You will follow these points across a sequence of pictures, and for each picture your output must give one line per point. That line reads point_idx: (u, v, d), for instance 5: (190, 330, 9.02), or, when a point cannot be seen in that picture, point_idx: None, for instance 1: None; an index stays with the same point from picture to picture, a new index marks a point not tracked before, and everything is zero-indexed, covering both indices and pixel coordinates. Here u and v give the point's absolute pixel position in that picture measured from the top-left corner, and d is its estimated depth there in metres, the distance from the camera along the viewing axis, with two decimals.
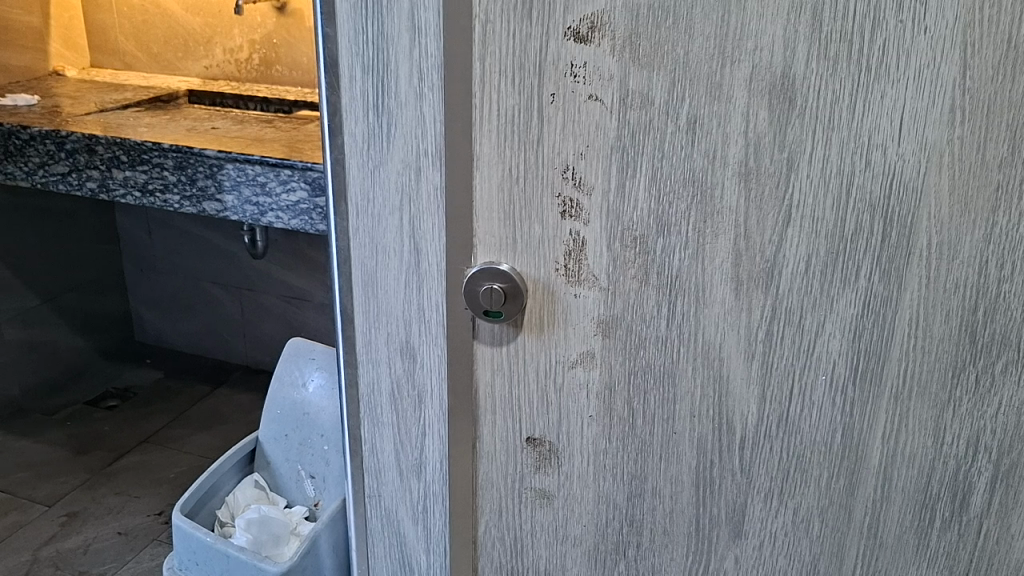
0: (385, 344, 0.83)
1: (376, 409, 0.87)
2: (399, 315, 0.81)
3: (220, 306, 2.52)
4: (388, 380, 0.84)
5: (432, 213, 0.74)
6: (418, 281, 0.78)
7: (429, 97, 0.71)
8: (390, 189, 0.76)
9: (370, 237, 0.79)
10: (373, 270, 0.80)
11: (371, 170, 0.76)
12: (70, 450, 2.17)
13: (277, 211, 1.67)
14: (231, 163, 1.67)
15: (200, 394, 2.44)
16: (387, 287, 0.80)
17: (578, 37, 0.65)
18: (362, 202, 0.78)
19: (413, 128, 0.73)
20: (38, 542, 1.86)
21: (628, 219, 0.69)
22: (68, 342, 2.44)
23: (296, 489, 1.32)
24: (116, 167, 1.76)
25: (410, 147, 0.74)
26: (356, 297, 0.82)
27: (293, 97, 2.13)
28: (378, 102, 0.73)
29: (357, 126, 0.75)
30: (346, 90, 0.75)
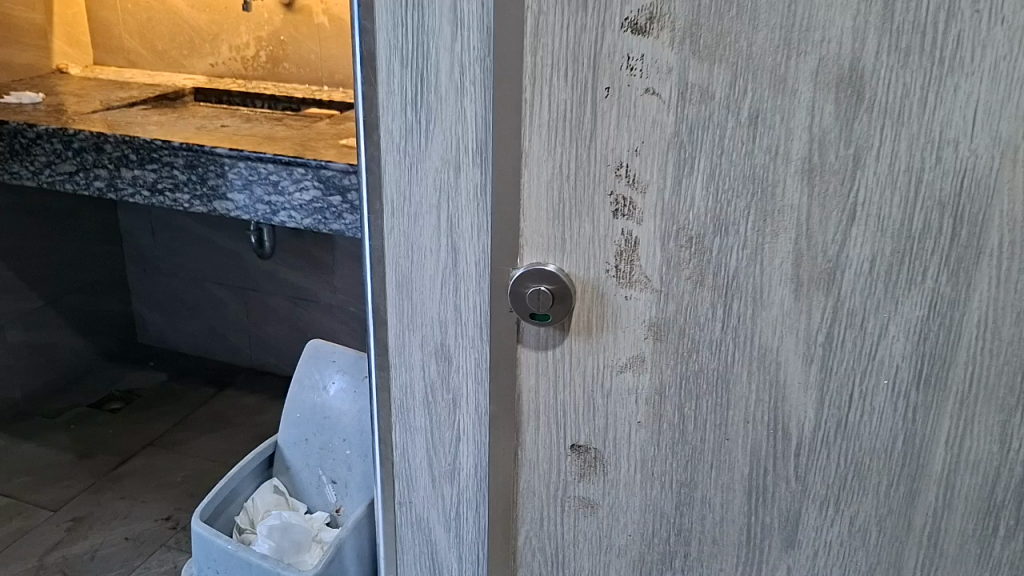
0: (420, 347, 0.80)
1: (409, 414, 0.84)
2: (436, 316, 0.78)
3: (226, 307, 2.48)
4: (424, 385, 0.82)
5: (474, 210, 0.72)
6: (459, 283, 0.75)
7: (473, 92, 0.68)
8: (430, 187, 0.73)
9: (407, 237, 0.76)
10: (409, 271, 0.78)
11: (409, 167, 0.74)
12: (74, 454, 2.14)
13: (290, 210, 1.63)
14: (243, 161, 1.63)
15: (205, 396, 2.41)
16: (425, 289, 0.77)
17: (636, 28, 0.62)
18: (399, 200, 0.75)
19: (454, 123, 0.70)
20: (44, 548, 1.83)
21: (684, 218, 0.66)
22: (70, 344, 2.41)
23: (317, 495, 1.29)
24: (124, 166, 1.73)
25: (450, 143, 0.71)
26: (391, 298, 0.80)
27: (301, 95, 2.10)
28: (419, 96, 0.71)
29: (395, 122, 0.73)
30: (384, 84, 0.72)
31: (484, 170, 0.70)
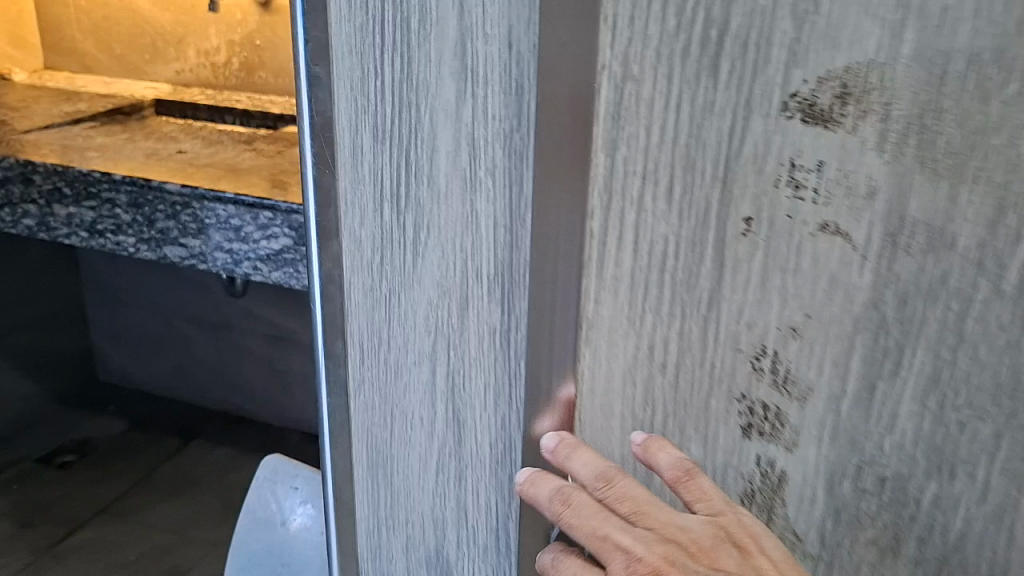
0: (406, 522, 0.56)
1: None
2: (427, 493, 0.54)
3: (195, 346, 2.19)
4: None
5: (487, 362, 0.46)
6: (462, 463, 0.51)
7: (491, 189, 0.42)
8: (420, 329, 0.49)
9: (382, 395, 0.54)
10: (387, 432, 0.55)
11: (387, 291, 0.50)
12: (14, 523, 1.85)
13: (256, 261, 1.34)
14: (198, 202, 1.33)
15: (171, 449, 2.11)
16: (413, 458, 0.54)
17: (811, 116, 0.34)
18: (378, 332, 0.52)
19: (454, 231, 0.45)
20: None
21: (874, 446, 0.38)
22: (18, 389, 2.12)
23: None
24: (57, 202, 1.44)
25: (449, 261, 0.46)
26: (360, 463, 0.58)
27: (279, 111, 1.79)
28: (400, 192, 0.47)
29: (364, 227, 0.49)
30: (347, 169, 0.49)
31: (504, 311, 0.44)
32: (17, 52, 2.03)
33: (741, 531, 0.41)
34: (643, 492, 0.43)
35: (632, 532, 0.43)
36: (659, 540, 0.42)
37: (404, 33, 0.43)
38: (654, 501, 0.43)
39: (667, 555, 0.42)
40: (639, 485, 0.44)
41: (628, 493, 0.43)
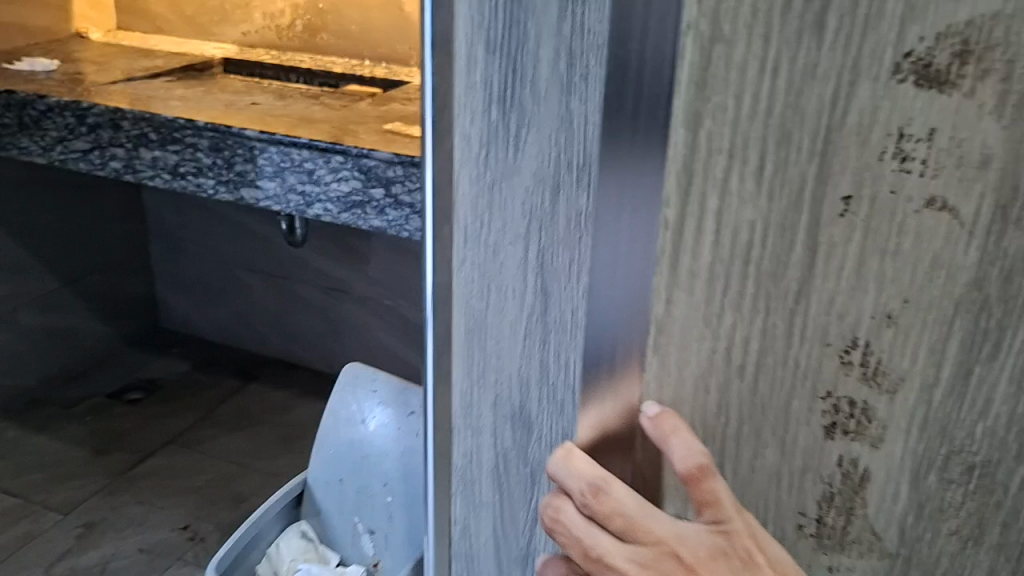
0: (492, 408, 0.59)
1: (476, 497, 0.64)
2: (520, 395, 0.56)
3: (255, 295, 2.22)
4: (501, 481, 0.61)
5: (582, 260, 0.48)
6: (549, 359, 0.53)
7: (588, 93, 0.44)
8: (518, 228, 0.51)
9: (486, 292, 0.55)
10: (484, 329, 0.56)
11: (492, 191, 0.52)
12: (89, 450, 1.93)
13: (326, 203, 1.35)
14: (274, 145, 1.35)
15: (231, 389, 2.17)
16: (505, 352, 0.56)
17: (926, 76, 0.34)
18: (480, 232, 0.54)
19: (556, 135, 0.47)
20: (52, 557, 1.64)
21: (963, 426, 0.39)
22: (90, 329, 2.18)
23: (352, 543, 1.41)
24: (144, 146, 1.48)
25: (549, 163, 0.48)
26: (457, 366, 0.59)
27: (340, 70, 1.74)
28: (510, 94, 0.49)
29: (473, 129, 0.51)
30: (462, 73, 0.50)
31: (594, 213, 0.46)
32: (93, 12, 1.97)
33: (743, 543, 0.44)
34: (628, 503, 0.48)
35: (627, 548, 0.48)
36: (652, 553, 0.47)
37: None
38: (645, 512, 0.47)
39: (663, 569, 0.46)
40: (624, 493, 0.48)
41: (616, 507, 0.48)
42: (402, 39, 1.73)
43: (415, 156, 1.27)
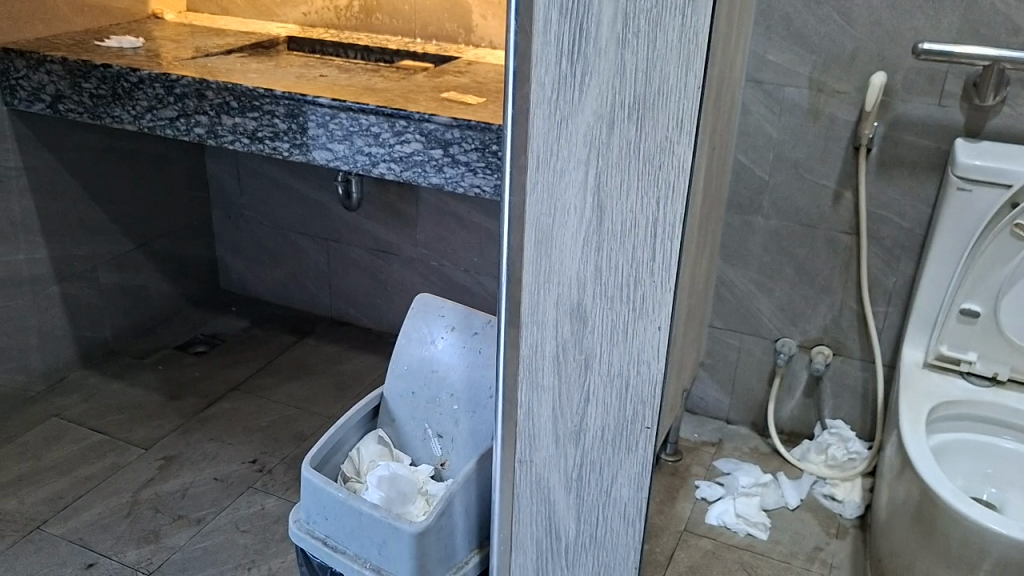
0: (557, 264, 0.88)
1: (540, 322, 0.92)
2: (575, 247, 0.87)
3: (308, 258, 2.50)
4: (558, 313, 0.91)
5: (627, 140, 0.81)
6: (602, 215, 0.85)
7: (632, 41, 0.78)
8: (581, 134, 0.82)
9: (553, 182, 0.85)
10: (551, 207, 0.86)
11: (557, 114, 0.82)
12: (163, 394, 2.19)
13: (390, 162, 1.63)
14: (344, 112, 1.63)
15: (288, 342, 2.44)
16: (567, 220, 0.86)
17: None
18: (549, 143, 0.84)
19: (607, 72, 0.79)
20: (137, 485, 1.90)
21: None
22: (157, 288, 2.46)
23: (421, 448, 1.29)
24: (225, 113, 1.74)
25: (602, 87, 0.80)
26: (528, 243, 0.88)
27: (395, 46, 2.08)
28: (576, 48, 0.79)
29: (548, 73, 0.82)
30: (540, 35, 0.80)
31: (635, 113, 0.80)
32: None
33: None
34: None
35: None
36: None
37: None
38: None
39: None
40: None
41: None
42: (450, 19, 2.06)
43: (470, 120, 1.54)
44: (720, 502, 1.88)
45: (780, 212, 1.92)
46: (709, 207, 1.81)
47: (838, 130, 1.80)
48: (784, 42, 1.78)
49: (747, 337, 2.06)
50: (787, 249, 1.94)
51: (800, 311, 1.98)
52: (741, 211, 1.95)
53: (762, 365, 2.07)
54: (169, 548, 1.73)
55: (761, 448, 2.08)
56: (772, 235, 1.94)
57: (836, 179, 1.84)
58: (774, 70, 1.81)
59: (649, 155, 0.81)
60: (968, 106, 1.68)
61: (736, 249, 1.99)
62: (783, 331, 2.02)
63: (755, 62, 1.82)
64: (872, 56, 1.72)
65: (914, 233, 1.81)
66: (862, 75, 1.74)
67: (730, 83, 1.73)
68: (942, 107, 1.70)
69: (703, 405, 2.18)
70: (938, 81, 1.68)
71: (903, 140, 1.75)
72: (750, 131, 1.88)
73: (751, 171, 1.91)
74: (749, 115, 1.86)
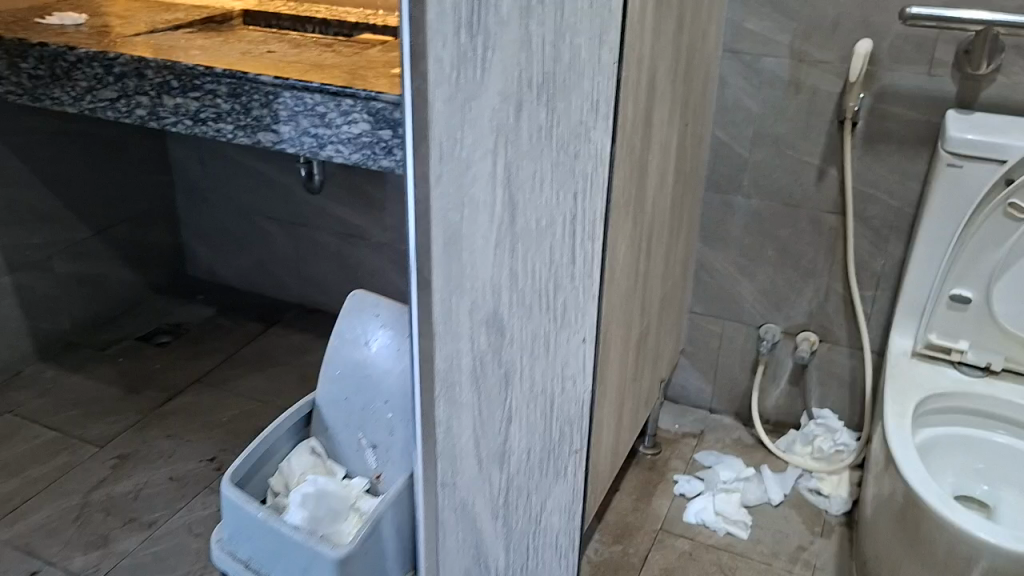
0: (467, 250, 0.93)
1: (452, 306, 0.96)
2: (481, 229, 0.92)
3: (275, 243, 2.40)
4: (470, 295, 0.96)
5: (534, 125, 0.88)
6: (511, 198, 0.91)
7: (539, 21, 0.83)
8: (486, 116, 0.87)
9: (461, 169, 0.89)
10: (460, 195, 0.90)
11: (462, 100, 0.86)
12: (121, 389, 2.10)
13: (338, 145, 1.52)
14: (287, 90, 1.51)
15: (254, 333, 2.34)
16: (475, 205, 0.91)
17: None
18: (453, 125, 0.87)
19: (511, 51, 0.84)
20: (88, 486, 1.81)
21: None
22: (118, 276, 2.36)
23: (356, 459, 1.23)
24: (166, 94, 1.62)
25: (506, 69, 0.85)
26: (436, 253, 0.93)
27: (354, 19, 1.96)
28: (474, 23, 0.83)
29: (445, 49, 0.84)
30: (435, 7, 0.81)
31: (544, 95, 0.87)
32: None
33: None
34: None
35: None
36: None
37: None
38: None
39: None
40: None
41: None
42: None
43: None
44: (699, 499, 1.79)
45: (761, 191, 1.81)
46: (684, 187, 1.70)
47: (821, 103, 1.68)
48: (763, 8, 1.66)
49: (730, 323, 1.96)
50: (770, 231, 1.83)
51: (784, 295, 1.88)
52: (720, 190, 1.84)
53: (745, 353, 1.97)
54: (118, 553, 1.65)
55: (745, 439, 1.99)
56: (753, 216, 1.83)
57: (820, 155, 1.73)
58: (751, 39, 1.69)
59: (568, 147, 0.90)
60: (960, 76, 1.56)
61: (716, 230, 1.88)
62: (767, 317, 1.92)
63: (732, 31, 1.70)
64: (857, 22, 1.60)
65: (903, 213, 1.70)
66: (847, 43, 1.62)
67: (704, 53, 1.61)
68: (932, 77, 1.58)
69: (685, 393, 2.08)
70: (927, 49, 1.56)
71: (891, 112, 1.63)
72: (728, 105, 1.76)
73: (730, 149, 1.80)
74: (726, 89, 1.75)
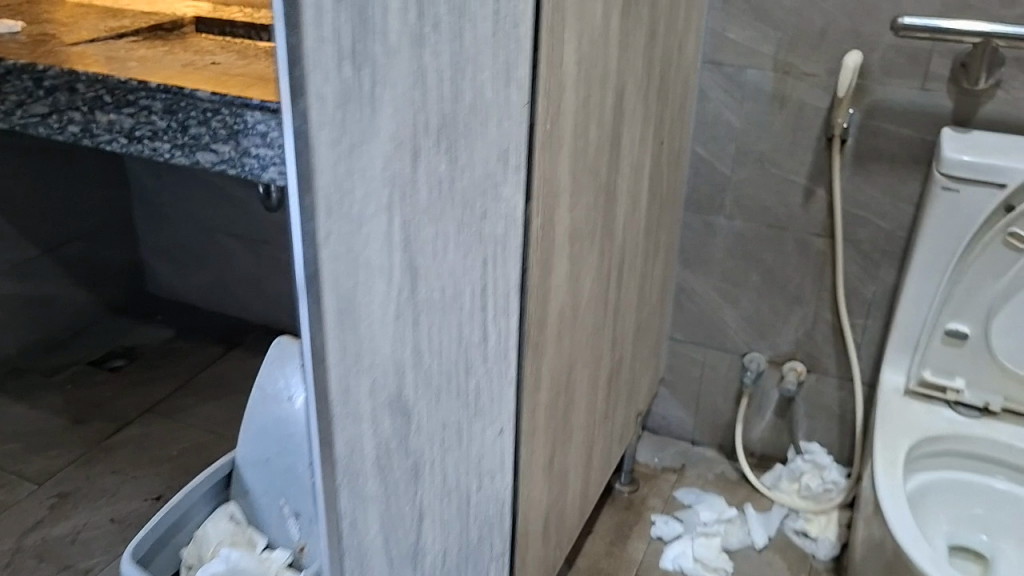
0: (357, 317, 0.84)
1: (348, 381, 0.87)
2: (377, 293, 0.84)
3: (236, 261, 2.27)
4: (364, 365, 0.87)
5: (436, 181, 0.81)
6: (411, 261, 0.83)
7: (439, 57, 0.75)
8: (373, 161, 0.78)
9: (348, 228, 0.80)
10: (348, 256, 0.81)
11: (343, 143, 0.77)
12: (67, 419, 1.98)
13: (280, 166, 1.40)
14: (226, 107, 1.39)
15: (213, 356, 2.22)
16: (364, 266, 0.82)
17: None
18: (338, 177, 0.78)
19: (404, 81, 0.75)
20: (22, 529, 1.69)
21: None
22: (70, 296, 2.24)
23: (278, 528, 1.35)
24: (100, 109, 1.50)
25: (397, 113, 0.76)
26: (327, 323, 0.83)
27: None
28: (354, 46, 0.74)
29: (325, 83, 0.74)
30: (312, 31, 0.72)
31: (447, 144, 0.80)
32: None
33: None
34: None
35: None
36: None
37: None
38: None
39: None
40: None
41: None
42: None
43: None
44: (677, 543, 1.67)
45: (744, 212, 1.69)
46: (660, 210, 1.57)
47: (808, 119, 1.56)
48: (745, 16, 1.54)
49: (712, 351, 1.84)
50: (753, 254, 1.71)
51: (769, 322, 1.76)
52: (700, 210, 1.72)
53: (728, 383, 1.85)
54: None
55: (728, 474, 1.87)
56: (736, 238, 1.71)
57: (807, 175, 1.61)
58: (733, 50, 1.57)
59: (473, 207, 0.83)
60: (955, 92, 1.44)
61: (696, 254, 1.76)
62: (751, 344, 1.80)
63: (712, 41, 1.58)
64: (846, 32, 1.48)
65: (896, 236, 1.58)
66: (835, 55, 1.50)
67: (681, 65, 1.49)
68: (927, 92, 1.46)
69: (665, 424, 1.97)
70: (922, 61, 1.44)
71: (882, 129, 1.51)
72: (708, 120, 1.64)
73: (711, 167, 1.68)
74: (706, 102, 1.63)
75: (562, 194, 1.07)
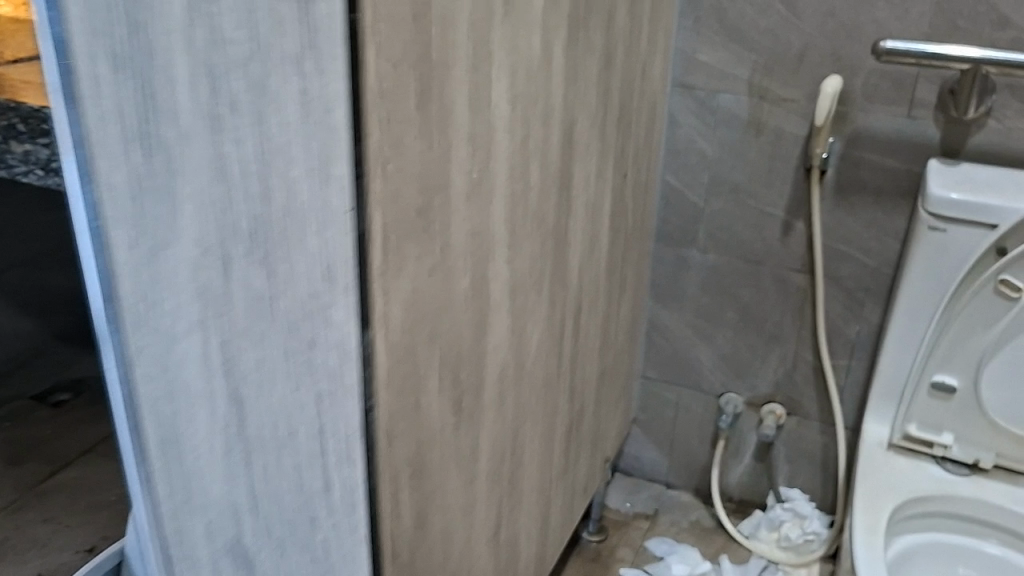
0: (188, 441, 0.72)
1: (186, 504, 0.75)
2: (202, 417, 0.71)
3: None
4: (204, 496, 0.75)
5: (253, 296, 0.65)
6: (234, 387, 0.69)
7: (234, 143, 0.59)
8: (177, 267, 0.64)
9: (162, 341, 0.67)
10: (168, 372, 0.69)
11: (143, 245, 0.64)
12: None
13: None
14: None
15: None
16: (190, 386, 0.69)
17: None
18: (141, 282, 0.65)
19: (198, 176, 0.61)
20: None
21: None
22: None
23: None
24: (14, 138, 1.36)
25: (198, 215, 0.62)
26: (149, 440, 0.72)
27: None
28: (144, 129, 0.60)
29: (117, 172, 0.62)
30: (92, 107, 0.59)
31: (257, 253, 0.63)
32: None
33: None
34: None
35: None
36: None
37: (140, 35, 0.57)
38: None
39: None
40: None
41: None
42: None
43: None
44: None
45: (719, 245, 1.57)
46: (627, 246, 1.45)
47: (785, 147, 1.45)
48: (717, 37, 1.42)
49: (687, 391, 1.72)
50: (729, 290, 1.59)
51: (747, 362, 1.64)
52: (672, 243, 1.60)
53: (704, 424, 1.73)
54: None
55: (704, 522, 1.75)
56: (710, 273, 1.60)
57: (785, 207, 1.49)
58: (704, 72, 1.45)
59: (297, 337, 0.65)
60: (943, 118, 1.32)
61: (669, 288, 1.64)
62: (727, 385, 1.68)
63: (682, 63, 1.46)
64: (826, 54, 1.36)
65: (881, 274, 1.46)
66: (814, 79, 1.38)
67: (647, 90, 1.37)
68: (913, 120, 1.34)
69: (638, 465, 1.85)
70: (907, 87, 1.32)
71: (865, 159, 1.40)
72: (679, 148, 1.53)
73: (683, 197, 1.56)
74: (677, 128, 1.51)
75: (496, 247, 0.95)
